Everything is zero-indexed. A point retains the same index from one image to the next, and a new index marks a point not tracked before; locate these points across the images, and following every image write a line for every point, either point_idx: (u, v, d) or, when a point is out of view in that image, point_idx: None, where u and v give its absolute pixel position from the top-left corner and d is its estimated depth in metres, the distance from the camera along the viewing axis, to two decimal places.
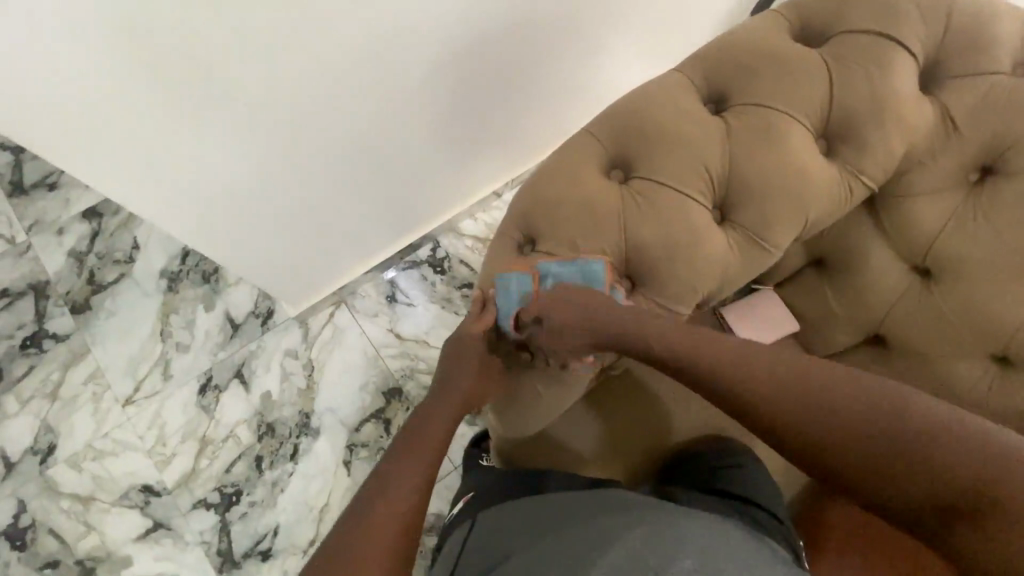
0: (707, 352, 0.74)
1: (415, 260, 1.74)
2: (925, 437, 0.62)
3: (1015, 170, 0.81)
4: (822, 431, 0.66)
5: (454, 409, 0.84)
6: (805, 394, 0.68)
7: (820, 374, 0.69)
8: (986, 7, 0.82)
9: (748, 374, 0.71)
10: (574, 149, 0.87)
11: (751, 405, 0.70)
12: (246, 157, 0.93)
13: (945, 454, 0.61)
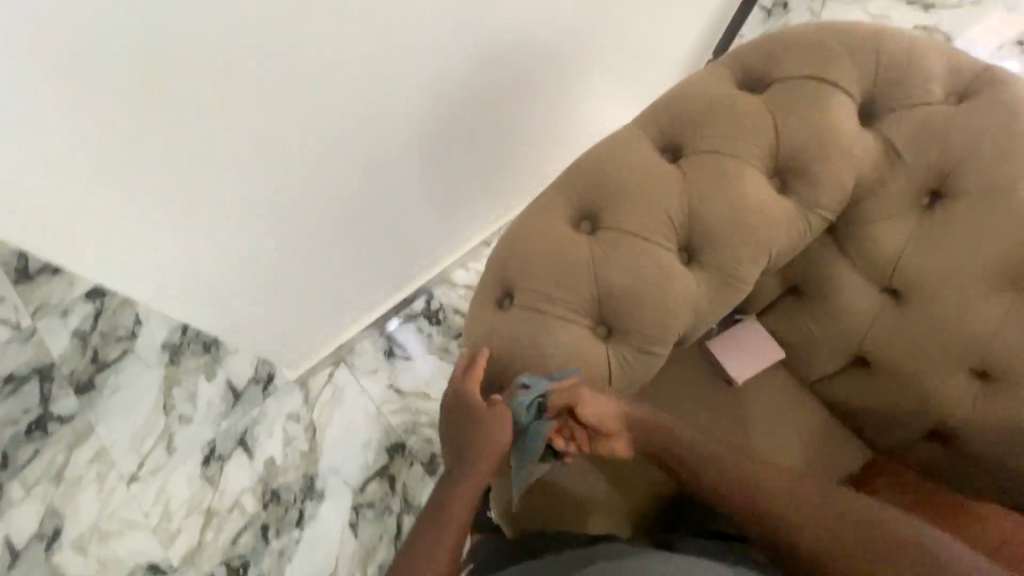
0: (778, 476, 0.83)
1: (411, 313, 1.78)
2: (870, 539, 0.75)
3: (962, 192, 0.85)
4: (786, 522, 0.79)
5: (487, 458, 0.79)
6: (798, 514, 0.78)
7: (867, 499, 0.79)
8: (911, 47, 0.88)
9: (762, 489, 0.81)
10: (542, 205, 0.91)
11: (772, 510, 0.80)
12: (235, 230, 0.98)
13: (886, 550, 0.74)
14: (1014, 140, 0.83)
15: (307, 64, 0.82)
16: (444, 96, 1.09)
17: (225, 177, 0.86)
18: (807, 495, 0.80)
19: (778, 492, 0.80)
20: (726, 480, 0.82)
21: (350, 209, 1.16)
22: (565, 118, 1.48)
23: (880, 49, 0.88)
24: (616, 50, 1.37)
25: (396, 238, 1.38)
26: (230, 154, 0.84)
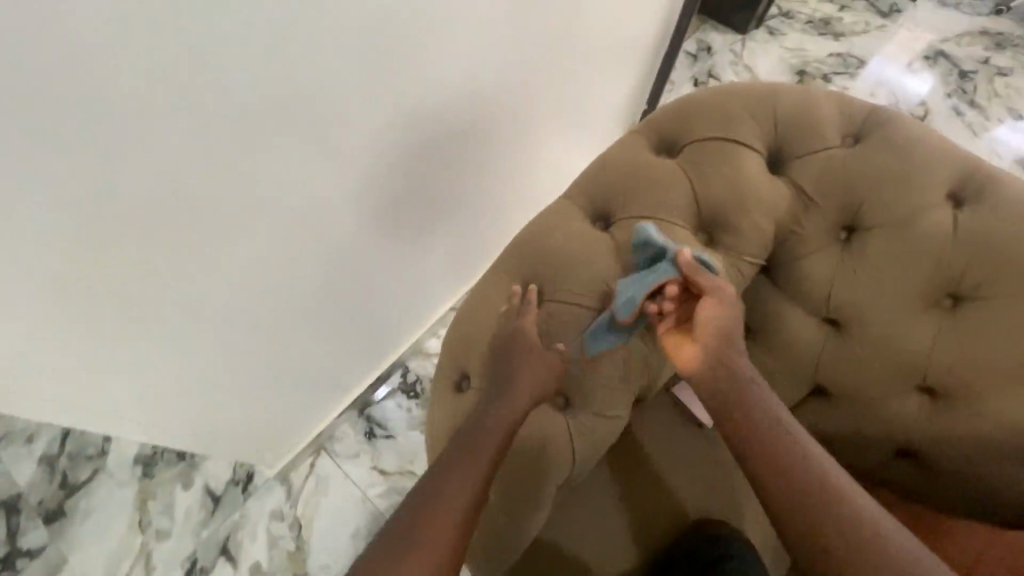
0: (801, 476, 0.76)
1: (387, 390, 1.76)
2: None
3: (873, 225, 0.90)
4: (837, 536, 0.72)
5: (518, 407, 0.83)
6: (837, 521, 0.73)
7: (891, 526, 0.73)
8: (803, 99, 0.96)
9: (796, 487, 0.75)
10: (488, 285, 0.94)
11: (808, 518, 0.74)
12: (190, 347, 0.97)
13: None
14: (911, 173, 0.89)
15: (256, 193, 0.84)
16: (397, 182, 1.10)
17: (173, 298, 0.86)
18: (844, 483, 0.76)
19: (820, 470, 0.77)
20: (782, 446, 0.78)
21: (315, 300, 1.16)
22: (514, 182, 1.53)
23: (777, 105, 0.95)
24: (553, 116, 1.44)
25: (362, 321, 1.39)
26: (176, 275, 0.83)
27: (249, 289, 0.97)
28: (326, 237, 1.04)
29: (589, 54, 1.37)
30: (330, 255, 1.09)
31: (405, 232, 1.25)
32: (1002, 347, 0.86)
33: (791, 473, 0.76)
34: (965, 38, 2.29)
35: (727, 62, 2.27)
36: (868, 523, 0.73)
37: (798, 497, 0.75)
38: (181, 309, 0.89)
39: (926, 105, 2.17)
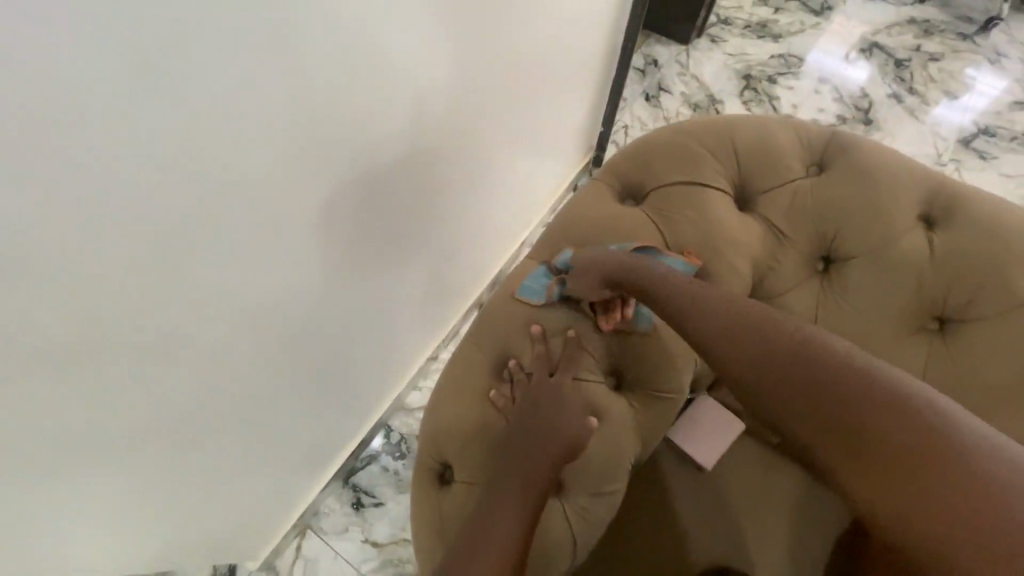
0: (717, 309, 0.74)
1: (371, 455, 1.66)
2: (836, 385, 0.63)
3: (852, 255, 0.87)
4: (745, 354, 0.69)
5: (557, 448, 0.76)
6: (755, 334, 0.70)
7: (814, 339, 0.67)
8: (761, 131, 0.93)
9: (708, 316, 0.74)
10: (461, 363, 0.88)
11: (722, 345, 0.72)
12: (155, 480, 0.87)
13: (847, 397, 0.62)
14: (880, 198, 0.87)
15: (214, 314, 0.74)
16: (364, 254, 1.01)
17: (128, 443, 0.75)
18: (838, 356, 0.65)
19: (805, 354, 0.66)
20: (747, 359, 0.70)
21: (289, 394, 1.06)
22: (478, 225, 1.47)
23: (738, 140, 0.93)
24: (512, 156, 1.39)
25: (339, 396, 1.30)
26: (133, 420, 0.73)
27: (216, 409, 0.87)
28: (295, 336, 0.95)
29: (538, 86, 1.31)
30: (301, 348, 0.99)
31: (374, 300, 1.16)
32: (1000, 367, 0.81)
33: (762, 376, 0.68)
34: (896, 28, 2.36)
35: (675, 74, 2.28)
36: (866, 393, 0.61)
37: (775, 396, 0.66)
38: (137, 449, 0.78)
39: (868, 96, 2.21)
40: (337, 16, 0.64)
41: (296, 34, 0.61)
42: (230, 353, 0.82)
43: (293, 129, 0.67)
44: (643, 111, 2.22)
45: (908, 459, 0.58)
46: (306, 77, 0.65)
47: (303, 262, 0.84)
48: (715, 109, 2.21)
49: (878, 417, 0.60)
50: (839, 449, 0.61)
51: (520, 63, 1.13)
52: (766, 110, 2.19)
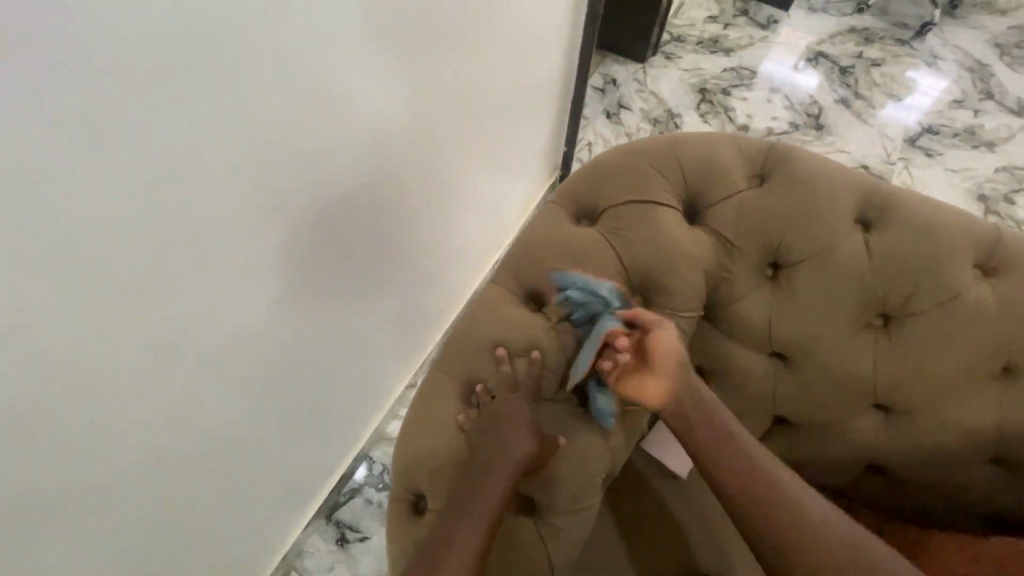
0: (704, 422, 0.86)
1: (354, 488, 1.63)
2: (792, 505, 0.78)
3: (797, 260, 0.92)
4: (721, 463, 0.83)
5: (517, 464, 0.79)
6: (731, 449, 0.83)
7: (773, 465, 0.82)
8: (706, 146, 0.97)
9: (696, 425, 0.85)
10: (428, 392, 0.89)
11: (704, 452, 0.84)
12: (121, 526, 0.85)
13: (797, 516, 0.77)
14: (821, 205, 0.91)
15: (167, 343, 0.75)
16: (328, 285, 1.02)
17: (86, 484, 0.75)
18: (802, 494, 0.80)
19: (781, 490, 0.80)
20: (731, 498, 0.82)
21: (260, 428, 1.05)
22: (449, 249, 1.49)
23: (686, 157, 0.97)
24: (476, 180, 1.42)
25: (316, 430, 1.29)
26: (88, 457, 0.73)
27: (179, 445, 0.87)
28: (258, 368, 0.95)
29: (498, 112, 1.34)
30: (265, 381, 0.99)
31: (347, 330, 1.17)
32: (941, 357, 0.86)
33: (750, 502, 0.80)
34: (839, 38, 2.49)
35: (633, 91, 2.36)
36: (840, 551, 0.75)
37: (762, 523, 0.78)
38: (96, 492, 0.77)
39: (817, 103, 2.31)
40: (270, 57, 0.68)
41: (227, 75, 0.64)
42: (189, 388, 0.83)
43: (232, 164, 0.70)
44: (605, 129, 2.28)
45: (837, 565, 0.74)
46: (241, 115, 0.68)
47: (258, 292, 0.85)
48: (674, 122, 2.29)
49: (821, 535, 0.76)
50: (787, 553, 0.76)
51: (497, 69, 1.23)
52: (722, 122, 2.28)
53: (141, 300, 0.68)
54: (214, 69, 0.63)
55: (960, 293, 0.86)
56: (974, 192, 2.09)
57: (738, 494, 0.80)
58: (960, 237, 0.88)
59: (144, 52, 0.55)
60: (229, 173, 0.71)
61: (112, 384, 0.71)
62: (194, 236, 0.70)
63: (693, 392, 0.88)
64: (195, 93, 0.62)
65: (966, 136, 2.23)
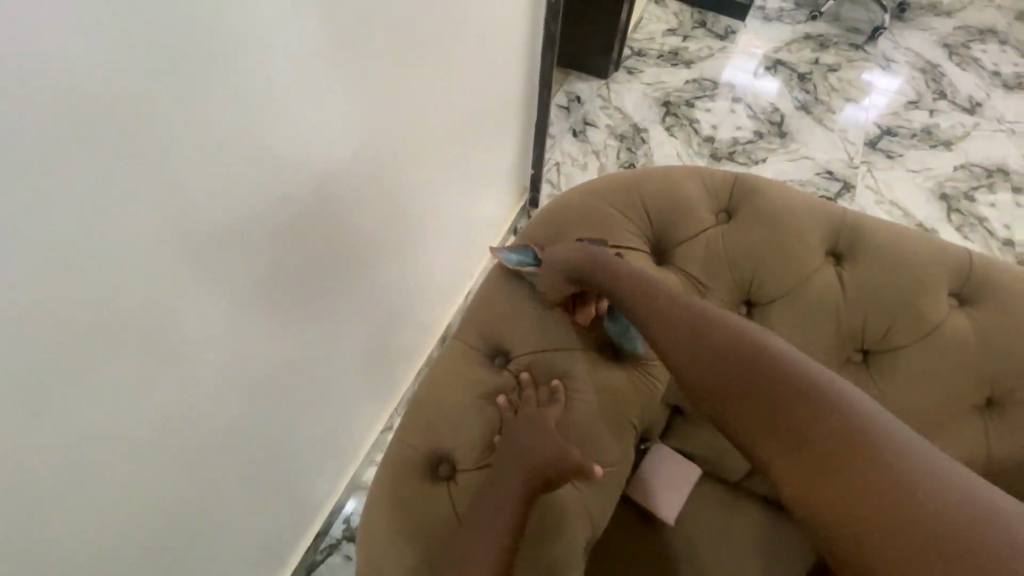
0: (668, 316, 0.78)
1: (331, 544, 1.43)
2: (783, 387, 0.67)
3: (769, 297, 0.88)
4: (695, 352, 0.74)
5: (525, 480, 0.73)
6: (707, 343, 0.74)
7: (769, 350, 0.71)
8: (668, 182, 0.94)
9: (666, 320, 0.78)
10: (392, 466, 0.82)
11: (673, 347, 0.76)
12: None
13: (787, 398, 0.66)
14: (789, 240, 0.88)
15: (101, 442, 0.66)
16: (290, 347, 0.94)
17: None
18: (837, 408, 0.64)
19: (801, 400, 0.65)
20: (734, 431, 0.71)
21: (220, 506, 0.96)
22: (424, 289, 1.41)
23: (648, 195, 0.93)
24: (445, 215, 1.35)
25: (288, 496, 1.20)
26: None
27: (122, 542, 0.78)
28: (215, 444, 0.87)
29: (464, 144, 1.28)
30: (223, 457, 0.91)
31: (313, 388, 1.08)
32: (922, 394, 0.83)
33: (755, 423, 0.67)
34: (796, 45, 2.52)
35: (598, 108, 2.34)
36: (845, 433, 0.62)
37: (760, 431, 0.67)
38: None
39: (780, 110, 2.32)
40: (206, 132, 0.61)
41: (151, 160, 0.57)
42: (126, 488, 0.74)
43: (161, 249, 0.62)
44: (572, 147, 2.25)
45: (841, 448, 0.61)
46: (171, 197, 0.60)
47: (204, 368, 0.77)
48: (640, 137, 2.27)
49: (818, 419, 0.64)
50: (774, 443, 0.65)
51: (460, 101, 1.17)
52: (688, 134, 2.27)
53: (60, 406, 0.60)
54: (136, 155, 0.55)
55: (935, 326, 0.83)
56: (936, 191, 2.10)
57: (712, 385, 0.72)
58: (933, 264, 0.86)
59: (48, 136, 0.48)
60: (160, 260, 0.63)
61: (28, 503, 0.62)
62: (118, 330, 0.62)
63: (656, 292, 0.82)
64: (112, 181, 0.54)
65: (924, 136, 2.25)
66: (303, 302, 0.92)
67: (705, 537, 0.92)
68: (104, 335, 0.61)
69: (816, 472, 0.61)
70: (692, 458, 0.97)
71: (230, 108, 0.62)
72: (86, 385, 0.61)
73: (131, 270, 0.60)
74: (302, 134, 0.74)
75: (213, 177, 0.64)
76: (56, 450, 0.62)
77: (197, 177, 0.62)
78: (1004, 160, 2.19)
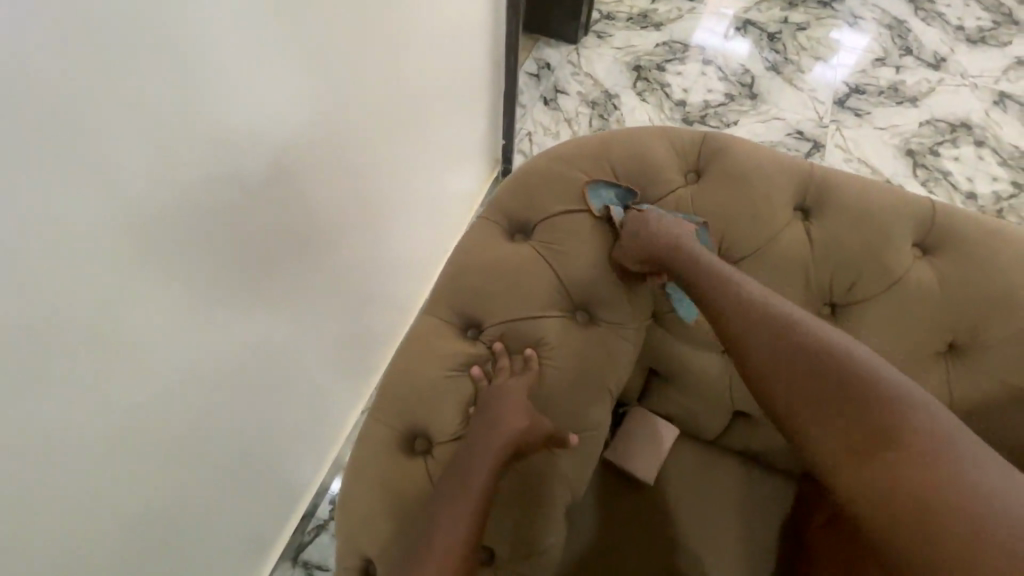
0: (740, 313, 0.75)
1: (319, 525, 1.43)
2: (849, 394, 0.65)
3: (740, 257, 0.88)
4: (764, 349, 0.72)
5: (496, 451, 0.73)
6: (779, 344, 0.71)
7: (842, 354, 0.68)
8: (636, 144, 0.93)
9: (739, 314, 0.75)
10: (372, 446, 0.81)
11: (741, 339, 0.74)
12: None
13: (846, 405, 0.64)
14: (757, 197, 0.88)
15: (72, 438, 0.64)
16: (263, 332, 0.91)
17: None
18: (894, 416, 0.62)
19: (847, 390, 0.65)
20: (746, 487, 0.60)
21: (204, 495, 0.94)
22: (399, 267, 1.38)
23: (616, 158, 0.92)
24: (417, 190, 1.31)
25: (272, 482, 1.18)
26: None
27: (104, 537, 0.76)
28: (195, 435, 0.85)
29: (432, 116, 1.24)
30: (205, 447, 0.88)
31: (293, 374, 1.06)
32: (887, 344, 0.84)
33: (773, 376, 0.70)
34: (765, 5, 2.49)
35: (569, 74, 2.29)
36: (900, 444, 0.60)
37: (810, 433, 0.66)
38: None
39: (750, 71, 2.30)
40: (147, 107, 0.56)
41: (82, 142, 0.52)
42: (104, 482, 0.72)
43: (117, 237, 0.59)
44: (543, 116, 2.21)
45: (892, 455, 0.60)
46: (124, 181, 0.57)
47: (178, 357, 0.75)
48: (613, 103, 2.23)
49: (877, 425, 0.62)
50: (826, 445, 0.65)
51: (426, 70, 1.12)
52: (660, 98, 2.24)
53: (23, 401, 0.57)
54: (77, 146, 0.52)
55: (901, 276, 0.84)
56: (903, 147, 2.13)
57: (776, 382, 0.70)
58: (898, 215, 0.86)
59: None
60: (113, 250, 0.59)
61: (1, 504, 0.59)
62: (80, 324, 0.59)
63: (735, 285, 0.78)
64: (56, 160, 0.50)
65: (890, 93, 2.26)
66: (273, 287, 0.89)
67: (685, 495, 0.94)
68: (63, 332, 0.58)
69: (862, 476, 0.61)
70: (669, 419, 0.98)
71: (176, 84, 0.58)
72: (45, 385, 0.58)
73: (85, 265, 0.57)
74: (255, 107, 0.70)
75: (160, 159, 0.60)
76: (22, 456, 0.59)
77: (151, 158, 0.59)
78: (967, 114, 2.21)
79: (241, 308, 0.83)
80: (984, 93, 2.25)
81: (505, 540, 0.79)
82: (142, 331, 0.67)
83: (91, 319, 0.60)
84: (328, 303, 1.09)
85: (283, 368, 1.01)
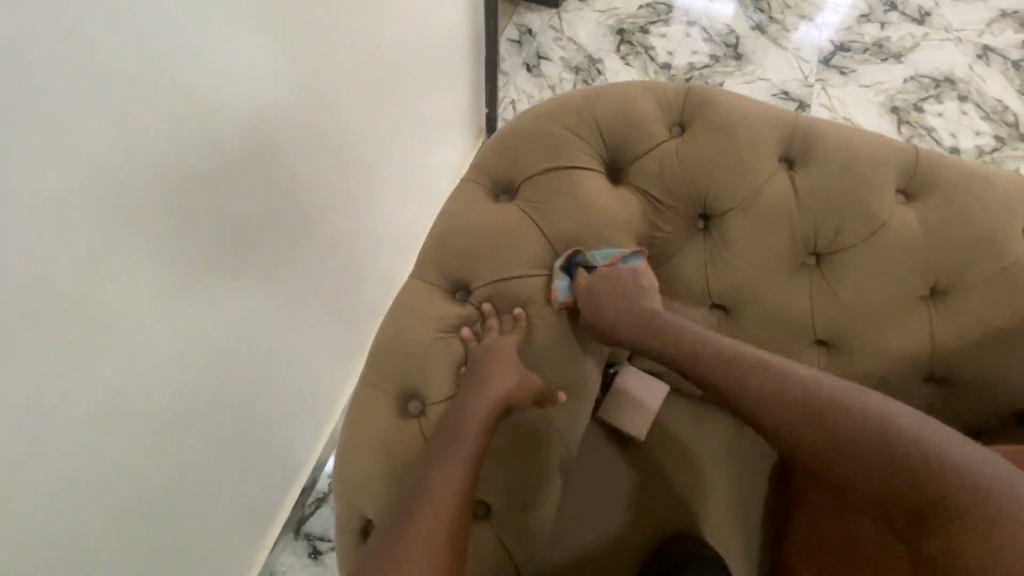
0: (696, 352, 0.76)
1: (320, 497, 1.41)
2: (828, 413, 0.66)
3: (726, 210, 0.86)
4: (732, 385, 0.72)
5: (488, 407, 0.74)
6: (740, 377, 0.72)
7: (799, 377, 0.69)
8: (622, 98, 0.90)
9: (692, 350, 0.76)
10: (370, 411, 0.82)
11: (709, 377, 0.74)
12: None
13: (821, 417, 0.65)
14: (743, 149, 0.87)
15: (68, 412, 0.64)
16: (258, 308, 0.90)
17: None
18: (855, 423, 0.64)
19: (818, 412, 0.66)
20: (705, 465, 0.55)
21: (207, 470, 0.94)
22: (391, 242, 1.37)
23: (601, 114, 0.90)
24: (407, 162, 1.29)
25: (275, 457, 1.19)
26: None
27: (109, 513, 0.76)
28: (196, 410, 0.85)
29: (419, 84, 1.21)
30: (206, 424, 0.88)
31: (289, 350, 1.05)
32: (871, 292, 0.83)
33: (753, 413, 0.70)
34: None
35: (551, 40, 2.23)
36: (880, 450, 0.62)
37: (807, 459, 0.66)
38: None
39: (735, 31, 2.26)
40: (118, 69, 0.55)
41: (38, 102, 0.50)
42: (105, 457, 0.71)
43: (98, 206, 0.58)
44: (527, 85, 2.17)
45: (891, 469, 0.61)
46: (98, 145, 0.55)
47: (170, 332, 0.74)
48: (597, 68, 2.19)
49: (851, 438, 0.63)
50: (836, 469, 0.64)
51: (409, 34, 1.09)
52: (644, 62, 2.20)
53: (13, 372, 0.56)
54: (47, 106, 0.51)
55: (886, 222, 0.84)
56: (887, 105, 2.12)
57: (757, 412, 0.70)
58: (883, 162, 0.85)
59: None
60: (88, 221, 0.57)
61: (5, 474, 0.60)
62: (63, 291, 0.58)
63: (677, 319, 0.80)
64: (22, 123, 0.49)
65: (876, 49, 2.23)
66: (265, 262, 0.88)
67: None
68: (31, 308, 0.56)
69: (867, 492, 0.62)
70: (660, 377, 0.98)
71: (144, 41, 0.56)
72: (27, 364, 0.57)
73: (65, 229, 0.55)
74: (223, 69, 0.66)
75: (138, 123, 0.58)
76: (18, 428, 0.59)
77: (125, 121, 0.57)
78: (951, 70, 2.19)
79: (232, 287, 0.82)
80: (969, 47, 2.23)
81: (501, 494, 0.80)
82: (127, 307, 0.66)
83: (63, 295, 0.58)
84: (323, 278, 1.08)
85: (278, 345, 1.01)
